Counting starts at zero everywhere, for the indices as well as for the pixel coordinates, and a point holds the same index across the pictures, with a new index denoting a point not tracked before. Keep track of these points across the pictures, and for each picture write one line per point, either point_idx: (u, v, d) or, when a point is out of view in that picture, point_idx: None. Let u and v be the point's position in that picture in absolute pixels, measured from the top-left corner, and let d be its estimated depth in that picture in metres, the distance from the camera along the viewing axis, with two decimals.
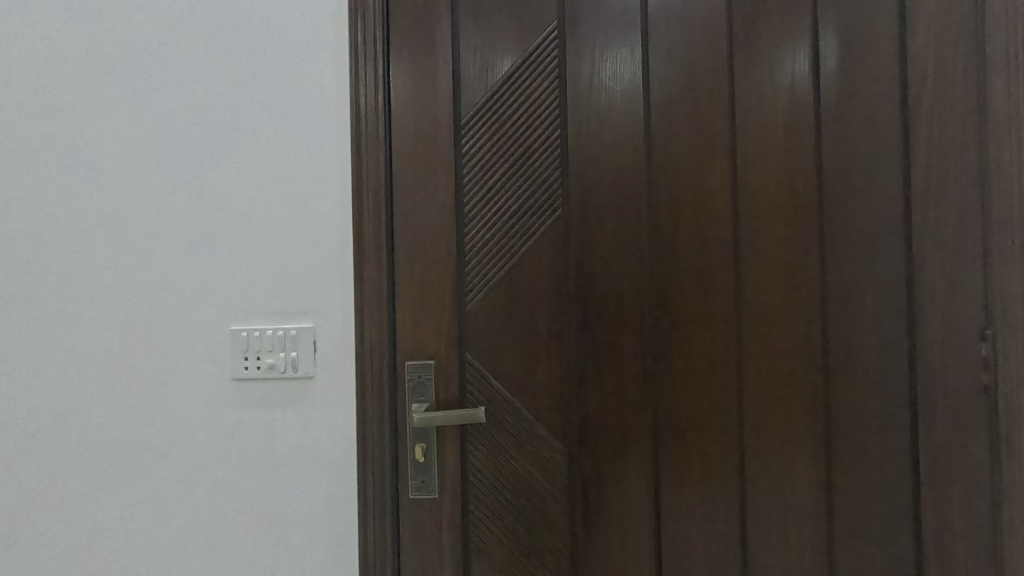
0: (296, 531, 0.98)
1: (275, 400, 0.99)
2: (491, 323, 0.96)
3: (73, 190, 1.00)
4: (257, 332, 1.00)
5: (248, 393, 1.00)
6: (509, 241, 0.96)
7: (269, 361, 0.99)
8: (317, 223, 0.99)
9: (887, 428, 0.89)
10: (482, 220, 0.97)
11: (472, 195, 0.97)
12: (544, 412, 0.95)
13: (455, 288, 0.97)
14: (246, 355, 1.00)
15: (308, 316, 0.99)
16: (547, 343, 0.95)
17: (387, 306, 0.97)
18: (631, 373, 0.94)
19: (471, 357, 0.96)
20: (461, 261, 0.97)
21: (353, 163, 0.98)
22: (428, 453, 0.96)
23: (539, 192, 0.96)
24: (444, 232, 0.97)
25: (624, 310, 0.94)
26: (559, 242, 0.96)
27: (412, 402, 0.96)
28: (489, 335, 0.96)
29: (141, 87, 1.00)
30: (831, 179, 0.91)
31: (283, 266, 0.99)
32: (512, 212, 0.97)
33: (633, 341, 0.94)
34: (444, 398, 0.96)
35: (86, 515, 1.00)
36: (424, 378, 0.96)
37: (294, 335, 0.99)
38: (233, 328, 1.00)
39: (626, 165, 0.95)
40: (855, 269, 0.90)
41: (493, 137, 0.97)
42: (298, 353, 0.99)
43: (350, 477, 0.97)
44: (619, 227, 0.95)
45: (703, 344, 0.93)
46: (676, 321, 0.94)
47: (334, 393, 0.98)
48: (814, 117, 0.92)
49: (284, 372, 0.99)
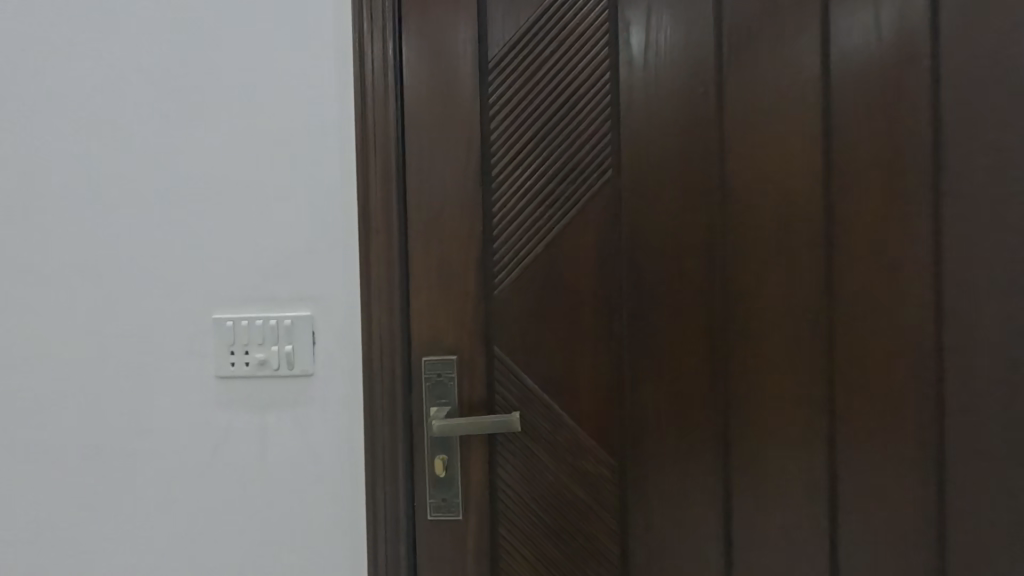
0: (296, 556, 0.83)
1: (268, 403, 0.84)
2: (525, 314, 0.80)
3: (29, 153, 0.84)
4: (244, 322, 0.84)
5: (237, 396, 0.84)
6: (546, 212, 0.79)
7: (259, 357, 0.83)
8: (315, 194, 0.82)
9: (1015, 438, 0.73)
10: (514, 189, 0.80)
11: (501, 159, 0.80)
12: (590, 421, 0.79)
13: (480, 272, 0.80)
14: (232, 350, 0.84)
15: (305, 304, 0.83)
16: (593, 339, 0.79)
17: (399, 293, 0.81)
18: (695, 374, 0.78)
19: (501, 355, 0.80)
20: (488, 239, 0.80)
21: (357, 118, 0.81)
22: (450, 466, 0.80)
23: (583, 155, 0.79)
24: (467, 204, 0.80)
25: (687, 295, 0.78)
26: (608, 217, 0.78)
27: (429, 406, 0.80)
28: (522, 328, 0.80)
29: (104, 28, 0.83)
30: (953, 131, 0.73)
31: (274, 245, 0.83)
32: (550, 179, 0.79)
33: (699, 336, 0.78)
34: (468, 402, 0.80)
35: (54, 534, 0.86)
36: (445, 378, 0.80)
37: (289, 326, 0.83)
38: (217, 318, 0.84)
39: (691, 117, 0.78)
40: (980, 243, 0.73)
41: (526, 85, 0.80)
42: (295, 349, 0.83)
43: (357, 495, 0.82)
44: (682, 194, 0.78)
45: (784, 340, 0.77)
46: (751, 312, 0.77)
47: (338, 394, 0.83)
48: (932, 54, 0.73)
49: (278, 370, 0.83)
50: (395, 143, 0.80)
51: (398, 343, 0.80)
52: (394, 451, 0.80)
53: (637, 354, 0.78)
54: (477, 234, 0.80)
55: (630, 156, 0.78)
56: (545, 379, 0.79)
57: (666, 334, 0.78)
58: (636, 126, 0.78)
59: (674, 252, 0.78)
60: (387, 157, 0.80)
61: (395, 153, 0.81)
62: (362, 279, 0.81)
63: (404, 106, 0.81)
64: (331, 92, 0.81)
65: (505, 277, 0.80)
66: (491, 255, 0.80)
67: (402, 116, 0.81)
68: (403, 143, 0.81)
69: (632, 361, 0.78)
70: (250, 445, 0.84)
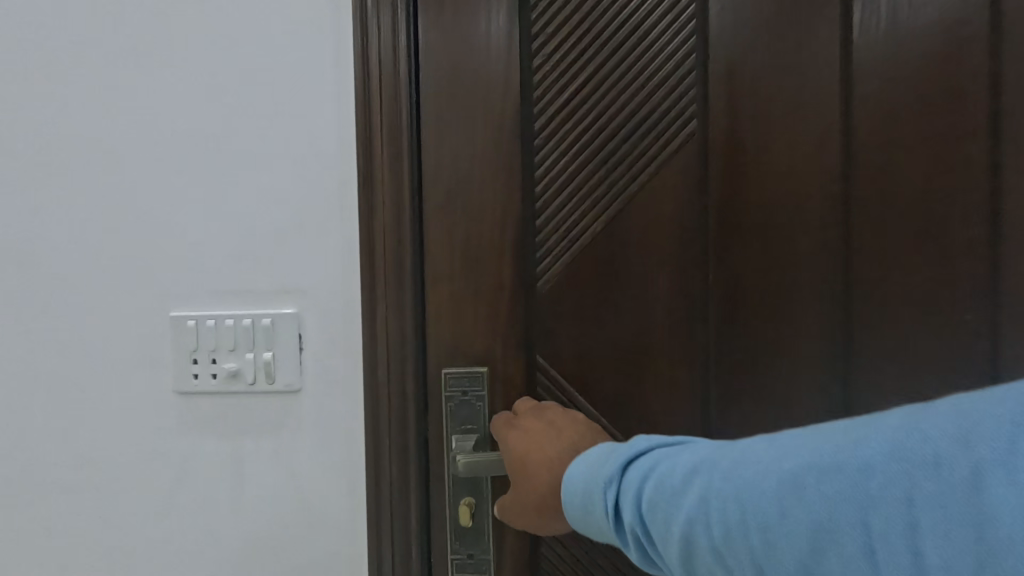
0: None
1: (241, 429, 0.63)
2: (579, 317, 0.59)
3: None
4: (210, 320, 0.61)
5: (197, 423, 0.63)
6: (607, 179, 0.59)
7: (230, 368, 0.61)
8: (300, 151, 0.60)
9: None
10: (565, 151, 0.60)
11: (547, 111, 0.60)
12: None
13: (520, 261, 0.59)
14: (195, 359, 0.62)
15: (291, 298, 0.61)
16: (671, 352, 0.59)
17: (411, 289, 0.60)
18: (807, 399, 0.58)
19: (546, 371, 0.60)
20: (529, 217, 0.60)
21: (355, 47, 0.59)
22: (479, 513, 0.62)
23: (657, 106, 0.59)
24: (504, 170, 0.60)
25: (797, 290, 0.58)
26: (690, 185, 0.59)
27: (451, 436, 0.61)
28: (576, 337, 0.59)
29: None
30: None
31: (248, 218, 0.61)
32: (612, 138, 0.59)
33: (813, 348, 0.58)
34: (504, 430, 0.61)
35: None
36: (471, 399, 0.61)
37: (267, 327, 0.61)
38: (175, 316, 0.62)
39: (813, 47, 0.57)
40: None
41: (582, 6, 0.59)
42: (277, 358, 0.61)
43: (357, 550, 0.62)
44: (795, 153, 0.57)
45: (936, 358, 0.56)
46: (890, 317, 0.57)
47: (333, 417, 0.62)
48: None
49: (254, 385, 0.62)
50: (408, 86, 0.60)
51: (410, 356, 0.61)
52: (408, 493, 0.62)
53: (729, 372, 0.59)
54: (516, 211, 0.60)
55: (724, 105, 0.58)
56: (605, 404, 0.59)
57: (768, 344, 0.58)
58: (734, 64, 0.58)
59: (783, 236, 0.58)
60: (397, 106, 0.60)
61: (409, 100, 0.60)
62: (364, 269, 0.60)
63: (420, 38, 0.60)
64: (323, 11, 0.59)
65: (553, 269, 0.60)
66: (534, 239, 0.60)
67: (417, 51, 0.60)
68: (418, 88, 0.60)
69: (722, 380, 0.59)
70: (216, 488, 0.63)
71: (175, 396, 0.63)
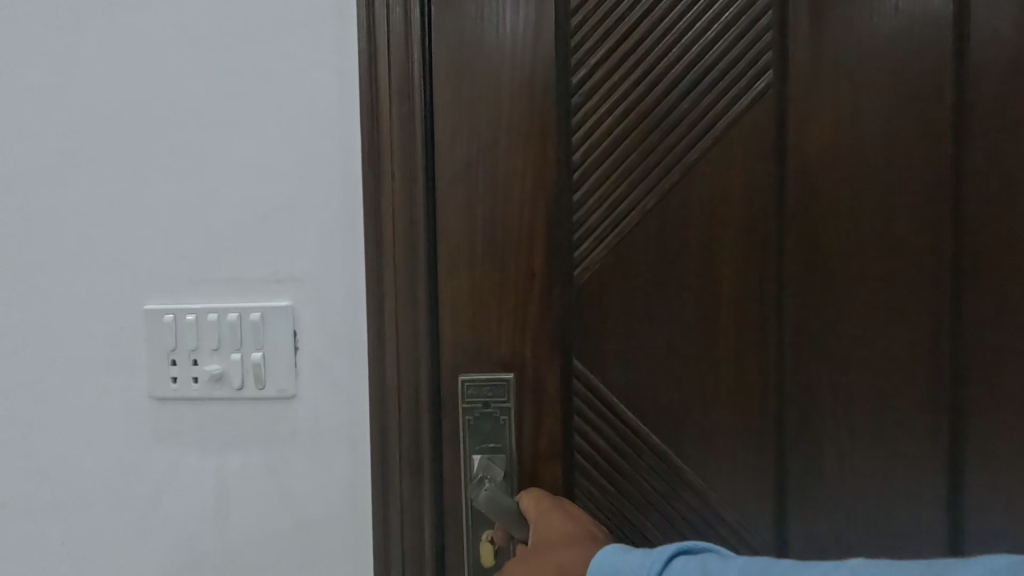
0: None
1: (224, 444, 0.53)
2: (626, 317, 0.48)
3: None
4: (189, 315, 0.52)
5: (172, 437, 0.53)
6: (663, 142, 0.48)
7: (212, 371, 0.51)
8: (296, 114, 0.49)
9: None
10: (608, 111, 0.48)
11: (588, 61, 0.49)
12: (731, 494, 0.48)
13: (553, 247, 0.48)
14: (173, 359, 0.52)
15: (283, 287, 0.51)
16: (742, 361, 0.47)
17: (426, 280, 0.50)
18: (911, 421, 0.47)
19: (586, 382, 0.49)
20: (564, 193, 0.49)
21: None
22: (505, 548, 0.51)
23: (726, 53, 0.47)
24: (533, 134, 0.48)
25: (901, 281, 0.46)
26: (767, 150, 0.47)
27: (470, 458, 0.49)
28: (624, 340, 0.48)
29: None
30: None
31: (236, 194, 0.51)
32: (668, 94, 0.48)
33: (922, 358, 0.46)
34: (533, 455, 0.49)
35: None
36: (495, 413, 0.49)
37: (256, 322, 0.51)
38: (149, 308, 0.52)
39: None
40: None
41: None
42: (269, 360, 0.51)
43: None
44: (902, 108, 0.46)
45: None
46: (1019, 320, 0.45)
47: (333, 431, 0.52)
48: None
49: (240, 392, 0.52)
50: (420, 32, 0.49)
51: (424, 361, 0.50)
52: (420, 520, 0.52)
53: (815, 386, 0.47)
54: (549, 185, 0.48)
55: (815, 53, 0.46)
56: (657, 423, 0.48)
57: (864, 354, 0.47)
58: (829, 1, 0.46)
59: (886, 216, 0.46)
60: (406, 55, 0.49)
61: (422, 49, 0.49)
62: (369, 256, 0.49)
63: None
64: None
65: (593, 256, 0.49)
66: (569, 220, 0.49)
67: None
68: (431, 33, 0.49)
69: (803, 396, 0.47)
70: (192, 515, 0.53)
71: (148, 404, 0.53)
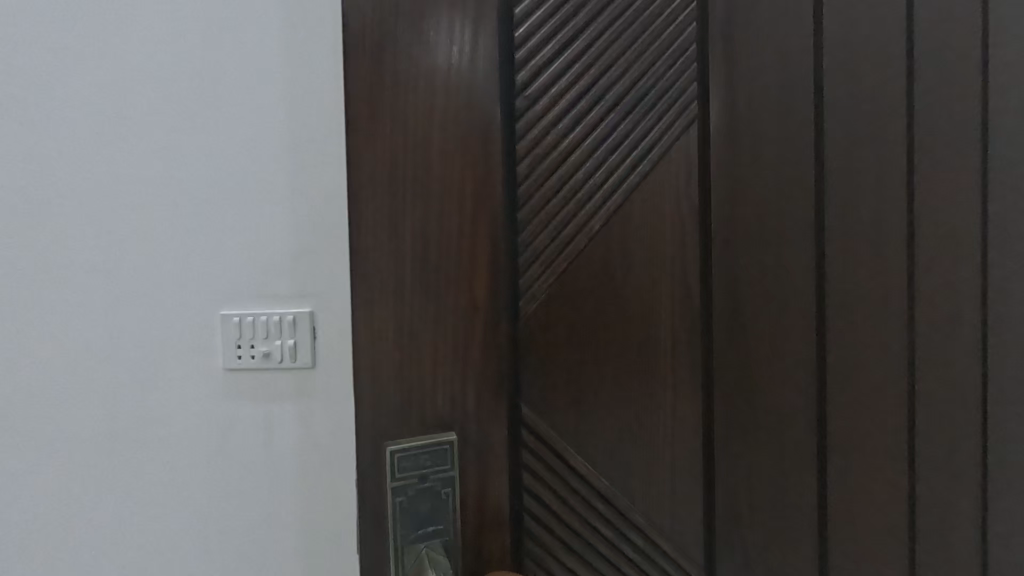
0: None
1: (270, 397, 0.73)
2: (567, 348, 0.51)
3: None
4: (249, 317, 0.72)
5: (234, 400, 0.73)
6: (601, 179, 0.53)
7: (263, 352, 0.72)
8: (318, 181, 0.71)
9: None
10: (553, 147, 0.50)
11: (537, 92, 0.50)
12: (655, 508, 0.54)
13: (499, 282, 0.46)
14: (239, 344, 0.72)
15: (307, 298, 0.71)
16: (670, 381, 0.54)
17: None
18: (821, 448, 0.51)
19: (534, 424, 0.50)
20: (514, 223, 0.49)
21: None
22: None
23: (646, 99, 0.53)
24: None
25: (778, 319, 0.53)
26: (683, 192, 0.54)
27: (402, 552, 0.43)
28: (565, 372, 0.51)
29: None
30: None
31: (280, 232, 0.71)
32: (606, 134, 0.53)
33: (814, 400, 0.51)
34: (477, 526, 0.45)
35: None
36: (436, 487, 0.44)
37: (290, 321, 0.71)
38: (223, 314, 0.72)
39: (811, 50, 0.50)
40: None
41: None
42: (298, 346, 0.71)
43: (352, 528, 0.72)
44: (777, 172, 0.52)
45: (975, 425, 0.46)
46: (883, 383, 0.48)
47: (340, 393, 0.72)
48: None
49: (279, 364, 0.72)
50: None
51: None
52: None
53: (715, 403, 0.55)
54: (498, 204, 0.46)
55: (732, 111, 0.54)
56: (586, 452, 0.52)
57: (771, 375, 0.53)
58: (753, 62, 0.53)
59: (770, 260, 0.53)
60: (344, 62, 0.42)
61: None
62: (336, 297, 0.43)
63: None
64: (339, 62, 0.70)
65: (537, 290, 0.50)
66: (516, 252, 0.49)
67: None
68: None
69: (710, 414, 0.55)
70: (243, 473, 0.73)
71: (222, 372, 0.72)
